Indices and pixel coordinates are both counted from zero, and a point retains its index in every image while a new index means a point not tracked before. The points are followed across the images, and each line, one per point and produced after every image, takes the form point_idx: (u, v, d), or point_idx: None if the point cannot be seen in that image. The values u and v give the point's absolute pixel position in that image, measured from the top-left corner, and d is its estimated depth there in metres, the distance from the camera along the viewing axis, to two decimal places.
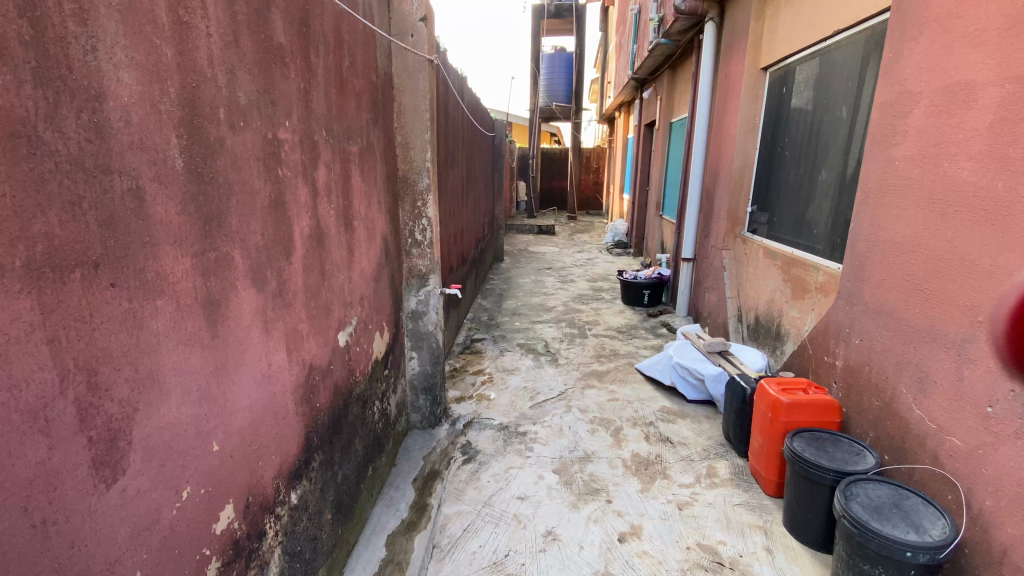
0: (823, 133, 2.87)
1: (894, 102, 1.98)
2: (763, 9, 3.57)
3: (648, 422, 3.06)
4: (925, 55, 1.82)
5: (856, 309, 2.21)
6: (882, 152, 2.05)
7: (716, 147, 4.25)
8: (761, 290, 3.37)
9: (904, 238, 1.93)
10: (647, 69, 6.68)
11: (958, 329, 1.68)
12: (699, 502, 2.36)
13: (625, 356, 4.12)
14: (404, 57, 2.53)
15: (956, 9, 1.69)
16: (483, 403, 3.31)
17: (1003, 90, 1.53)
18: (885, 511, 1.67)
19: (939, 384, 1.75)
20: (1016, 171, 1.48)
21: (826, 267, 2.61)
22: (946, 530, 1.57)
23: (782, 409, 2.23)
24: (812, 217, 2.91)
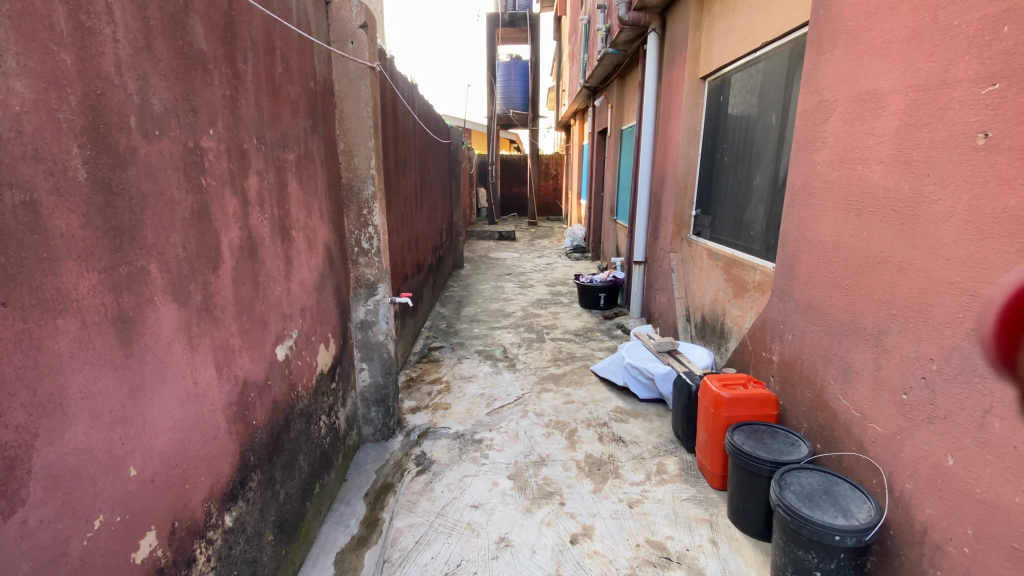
0: (757, 140, 3.01)
1: (814, 110, 2.11)
2: (700, 21, 3.72)
3: (602, 422, 3.11)
4: (840, 66, 1.94)
5: (788, 306, 2.32)
6: (805, 157, 2.17)
7: (663, 152, 4.38)
8: (706, 289, 3.49)
9: (826, 238, 2.04)
10: (598, 78, 6.83)
11: (875, 321, 1.79)
12: (649, 499, 2.41)
13: (582, 358, 4.17)
14: (344, 64, 2.49)
15: (864, 23, 1.81)
16: (438, 412, 3.27)
17: (907, 98, 1.62)
18: (816, 498, 1.76)
19: (861, 374, 1.86)
20: (919, 173, 1.57)
21: (762, 266, 2.73)
22: (871, 513, 1.66)
23: (723, 404, 2.31)
24: (749, 219, 3.05)
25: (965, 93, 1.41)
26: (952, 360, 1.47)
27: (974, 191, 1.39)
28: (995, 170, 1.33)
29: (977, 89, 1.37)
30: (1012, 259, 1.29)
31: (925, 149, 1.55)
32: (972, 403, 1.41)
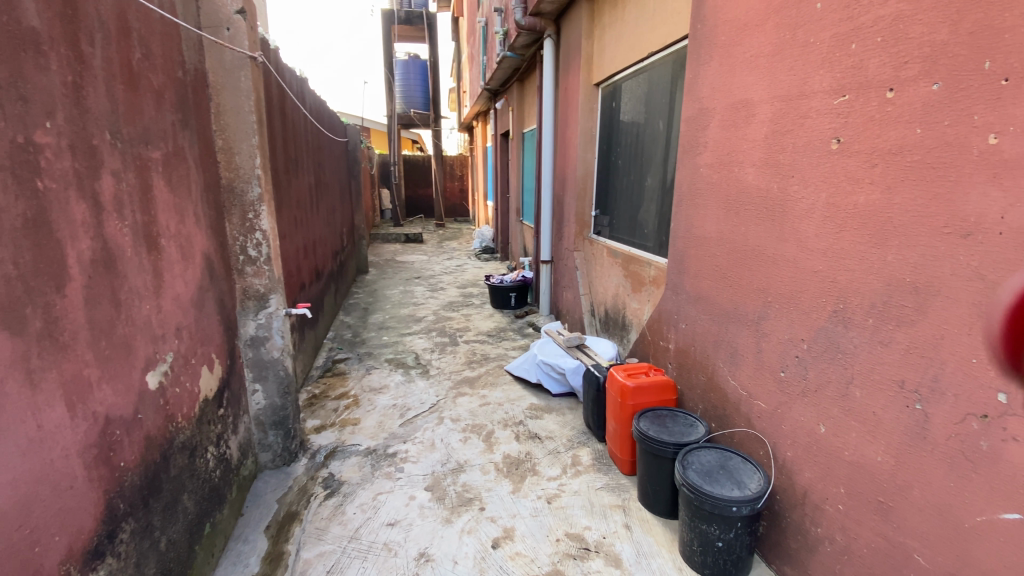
0: (647, 144, 3.22)
1: (696, 117, 2.29)
2: (592, 29, 3.89)
3: (517, 421, 3.13)
4: (717, 76, 2.12)
5: (681, 297, 2.50)
6: (689, 160, 2.35)
7: (562, 154, 4.53)
8: (608, 285, 3.67)
9: (711, 234, 2.23)
10: (498, 80, 6.90)
11: (754, 308, 1.98)
12: (566, 492, 2.46)
13: (495, 359, 4.18)
14: (219, 53, 2.24)
15: (736, 39, 1.98)
16: (346, 429, 3.08)
17: (773, 107, 1.80)
18: (714, 474, 1.90)
19: (746, 356, 2.04)
20: (785, 175, 1.76)
21: (656, 261, 2.92)
22: (761, 482, 1.83)
23: (629, 393, 2.42)
24: (643, 218, 3.24)
25: (821, 103, 1.58)
26: (819, 339, 1.67)
27: (831, 190, 1.57)
28: (847, 171, 1.50)
29: (831, 100, 1.55)
30: (863, 249, 1.47)
31: (790, 152, 1.73)
32: (837, 376, 1.60)
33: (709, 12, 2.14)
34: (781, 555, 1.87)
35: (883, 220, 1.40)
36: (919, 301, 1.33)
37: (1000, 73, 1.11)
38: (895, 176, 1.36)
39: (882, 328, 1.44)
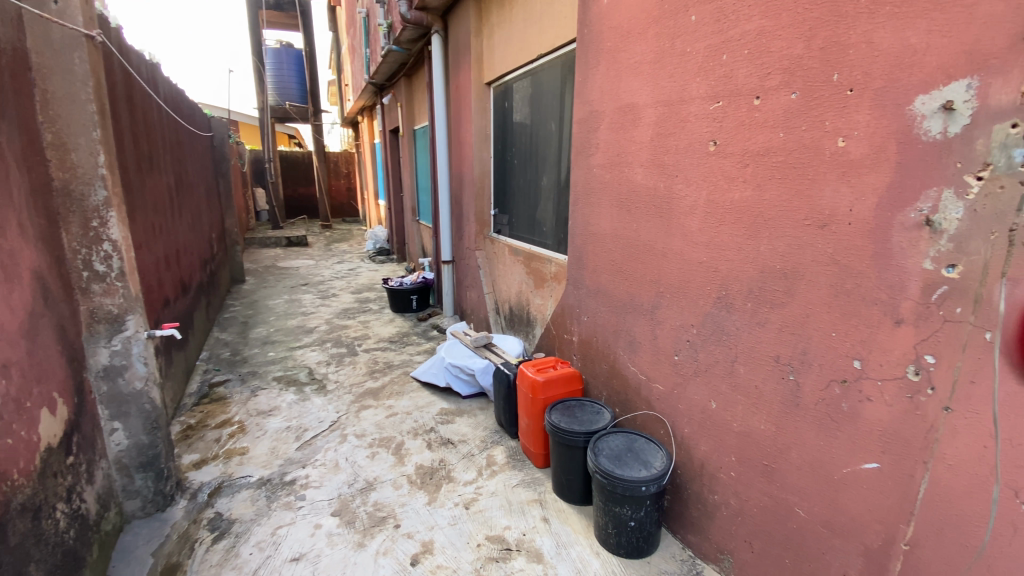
0: (540, 143, 3.29)
1: (586, 119, 2.32)
2: (480, 28, 3.88)
3: (428, 429, 3.04)
4: (604, 80, 2.16)
5: (582, 291, 2.57)
6: (583, 161, 2.39)
7: (457, 152, 4.48)
8: (511, 283, 3.70)
9: (607, 232, 2.29)
10: (383, 75, 6.63)
11: (648, 298, 2.07)
12: (483, 495, 2.43)
13: (399, 366, 4.02)
14: (44, 27, 1.85)
15: (621, 44, 2.04)
16: (233, 461, 2.74)
17: (657, 111, 1.89)
18: (623, 457, 1.97)
19: (643, 343, 2.14)
20: (671, 175, 1.86)
21: (556, 258, 3.00)
22: (664, 459, 1.93)
23: (539, 387, 2.45)
24: (541, 216, 3.32)
25: (699, 109, 1.70)
26: (706, 324, 1.79)
27: (710, 188, 1.69)
28: (723, 170, 1.64)
29: (708, 105, 1.67)
30: (739, 241, 1.62)
31: (674, 154, 1.83)
32: (724, 355, 1.74)
33: (594, 18, 2.17)
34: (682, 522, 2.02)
35: (755, 214, 1.56)
36: (788, 285, 1.50)
37: (845, 85, 1.28)
38: (764, 175, 1.51)
39: (760, 311, 1.59)
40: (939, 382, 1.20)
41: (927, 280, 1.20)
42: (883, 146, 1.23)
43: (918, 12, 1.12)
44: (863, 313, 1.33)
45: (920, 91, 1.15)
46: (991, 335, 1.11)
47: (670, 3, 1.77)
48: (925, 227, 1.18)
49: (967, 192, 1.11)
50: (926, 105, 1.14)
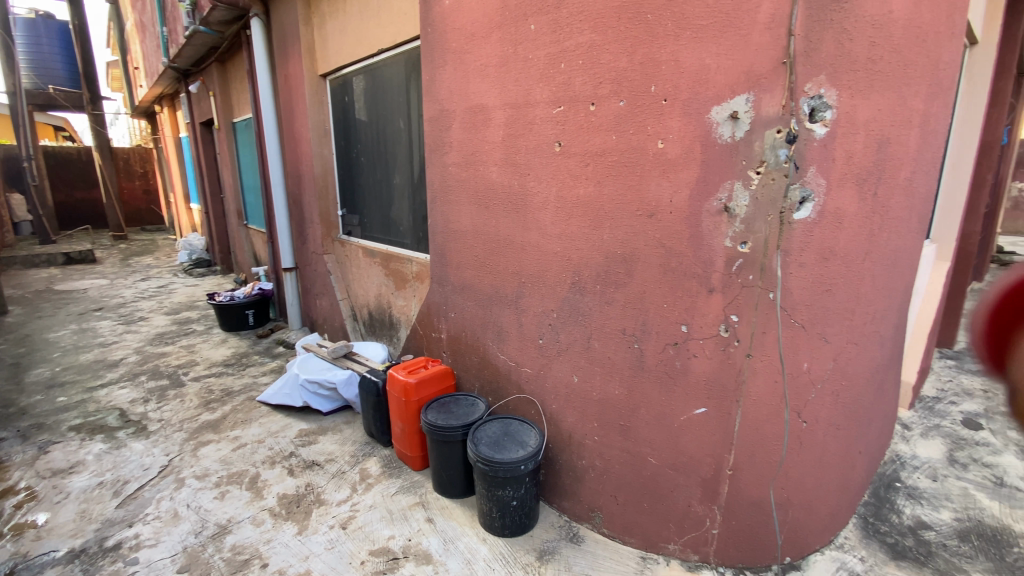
0: (388, 141, 3.21)
1: (437, 118, 2.21)
2: (309, 16, 3.61)
3: (288, 454, 2.75)
4: (452, 80, 2.08)
5: (447, 288, 2.37)
6: (437, 159, 2.25)
7: (292, 149, 4.11)
8: (367, 287, 3.55)
9: (466, 228, 2.16)
10: (189, 60, 5.74)
11: (513, 288, 1.99)
12: (360, 511, 2.22)
13: (242, 391, 3.56)
14: None
15: (466, 44, 1.98)
16: (26, 537, 2.17)
17: (506, 113, 1.88)
18: (502, 442, 1.91)
19: (511, 332, 2.05)
20: (524, 173, 1.85)
21: (416, 258, 2.96)
22: (539, 437, 1.91)
23: (412, 390, 2.29)
24: (395, 215, 3.25)
25: (543, 112, 1.74)
26: (567, 307, 1.82)
27: (560, 184, 1.74)
28: (568, 170, 1.70)
29: (550, 110, 1.72)
30: (586, 231, 1.71)
31: (524, 154, 1.83)
32: (581, 335, 1.79)
33: (437, 17, 2.07)
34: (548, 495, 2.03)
35: (597, 208, 1.66)
36: (628, 267, 1.64)
37: (661, 95, 1.46)
38: (602, 172, 1.62)
39: (607, 291, 1.70)
40: (743, 335, 1.52)
41: (729, 255, 1.48)
42: (690, 147, 1.45)
43: (711, 38, 1.37)
44: (684, 286, 1.56)
45: (714, 103, 1.40)
46: (773, 294, 1.46)
47: (510, 9, 1.77)
48: (724, 213, 1.46)
49: (750, 184, 1.42)
50: (720, 113, 1.41)
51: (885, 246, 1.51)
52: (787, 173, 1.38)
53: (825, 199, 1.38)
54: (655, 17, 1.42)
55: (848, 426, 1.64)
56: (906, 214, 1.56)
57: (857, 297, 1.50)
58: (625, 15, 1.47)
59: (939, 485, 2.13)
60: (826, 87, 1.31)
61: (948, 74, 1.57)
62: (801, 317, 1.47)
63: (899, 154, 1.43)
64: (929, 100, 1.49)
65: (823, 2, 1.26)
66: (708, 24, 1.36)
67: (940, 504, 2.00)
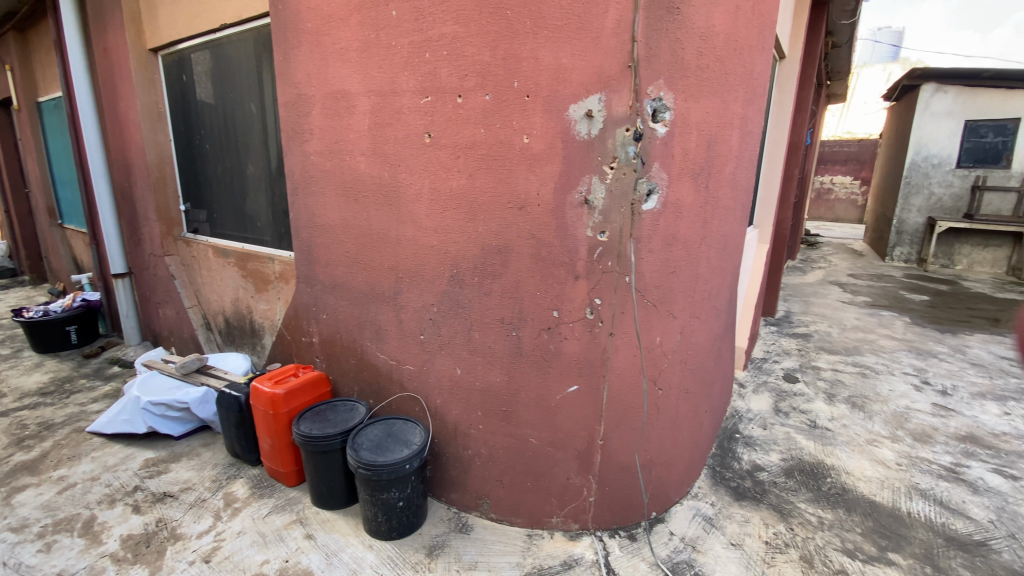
0: (238, 128, 2.89)
1: (295, 103, 2.03)
2: None
3: (131, 489, 2.37)
4: (309, 63, 1.92)
5: (316, 288, 2.21)
6: (297, 148, 2.07)
7: (116, 134, 3.50)
8: (222, 291, 3.17)
9: (334, 223, 2.02)
10: None
11: (388, 285, 1.91)
12: (227, 540, 1.98)
13: (65, 423, 2.98)
14: None
15: (323, 26, 1.84)
16: None
17: (370, 101, 1.77)
18: (384, 443, 1.84)
19: (389, 331, 1.97)
20: (393, 164, 1.77)
21: (279, 256, 2.71)
22: (423, 434, 1.88)
23: (281, 401, 2.10)
24: (252, 210, 2.94)
25: (410, 102, 1.68)
26: (444, 301, 1.79)
27: (431, 176, 1.69)
28: (440, 162, 1.66)
29: (417, 100, 1.66)
30: (461, 224, 1.68)
31: (393, 144, 1.75)
32: (460, 328, 1.78)
33: None
34: (435, 491, 2.02)
35: (471, 200, 1.65)
36: (502, 257, 1.67)
37: (524, 91, 1.50)
38: (473, 164, 1.61)
39: (484, 283, 1.71)
40: (605, 316, 1.65)
41: (590, 244, 1.60)
42: (552, 142, 1.53)
43: (566, 38, 1.44)
44: (554, 273, 1.64)
45: (571, 101, 1.49)
46: (629, 278, 1.62)
47: None
48: (585, 205, 1.57)
49: (606, 177, 1.53)
50: (576, 111, 1.50)
51: (715, 232, 1.76)
52: (635, 168, 1.51)
53: (667, 192, 1.56)
54: (514, 14, 1.46)
55: (695, 389, 1.90)
56: (732, 203, 1.82)
57: (695, 276, 1.74)
58: (486, 9, 1.48)
59: (769, 432, 2.52)
60: (664, 91, 1.47)
61: (761, 84, 1.84)
62: (652, 296, 1.66)
63: (724, 152, 1.67)
64: (747, 106, 1.74)
65: (659, 13, 1.40)
66: (563, 25, 1.43)
67: (770, 448, 2.38)
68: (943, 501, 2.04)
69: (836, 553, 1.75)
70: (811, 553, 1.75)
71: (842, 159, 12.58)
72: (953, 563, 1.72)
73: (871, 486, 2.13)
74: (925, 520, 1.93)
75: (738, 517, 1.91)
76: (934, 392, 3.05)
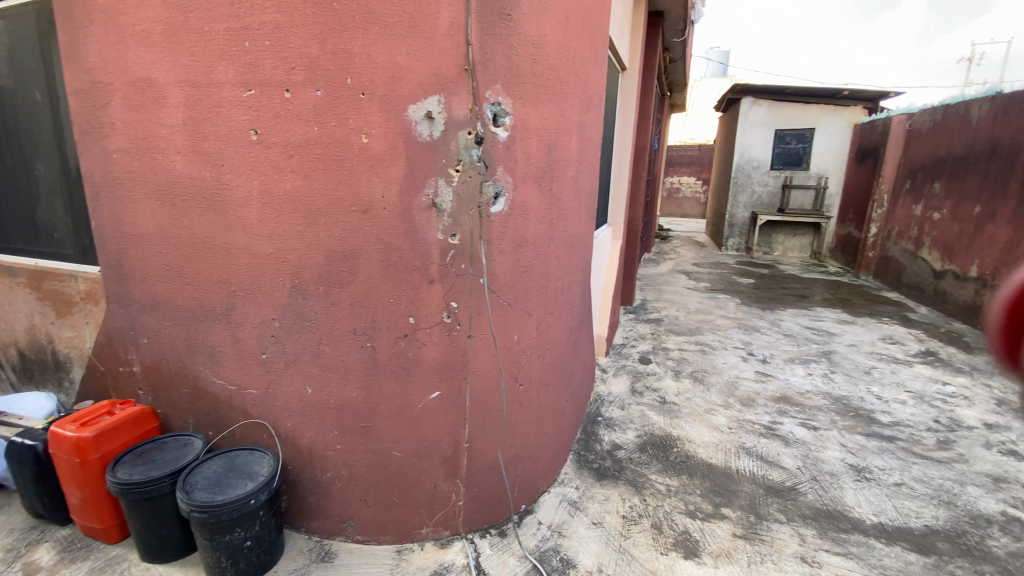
0: (20, 119, 2.37)
1: (88, 91, 1.71)
2: None
3: None
4: (103, 46, 1.63)
5: (132, 309, 1.89)
6: (94, 144, 1.75)
7: None
8: (11, 318, 2.59)
9: (149, 232, 1.74)
10: None
11: (220, 300, 1.69)
12: None
13: None
14: None
15: (117, 3, 1.57)
16: None
17: (183, 92, 1.55)
18: (225, 479, 1.63)
19: (225, 352, 1.75)
20: (216, 164, 1.57)
21: (84, 273, 2.28)
22: (272, 462, 1.71)
23: (89, 446, 1.77)
24: (45, 219, 2.43)
25: (230, 95, 1.50)
26: (288, 314, 1.64)
27: (261, 178, 1.53)
28: (271, 161, 1.51)
29: (239, 93, 1.49)
30: (300, 229, 1.55)
31: (214, 141, 1.56)
32: (308, 342, 1.65)
33: None
34: (293, 521, 1.85)
35: (308, 204, 1.53)
36: (349, 265, 1.57)
37: (358, 88, 1.43)
38: (308, 165, 1.50)
39: (331, 292, 1.60)
40: (462, 319, 1.65)
41: (442, 247, 1.58)
42: (393, 142, 1.48)
43: (398, 36, 1.40)
44: (406, 279, 1.59)
45: (410, 101, 1.45)
46: (483, 279, 1.64)
47: None
48: (433, 208, 1.55)
49: (452, 180, 1.53)
50: (416, 112, 1.46)
51: (563, 231, 1.86)
52: (480, 171, 1.54)
53: (513, 195, 1.61)
54: (342, 7, 1.37)
55: (554, 381, 1.99)
56: (576, 204, 1.94)
57: (546, 275, 1.81)
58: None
59: (626, 412, 2.74)
60: (502, 96, 1.51)
61: (597, 92, 1.98)
62: (507, 296, 1.70)
63: (564, 156, 1.76)
64: (584, 112, 1.86)
65: (491, 18, 1.43)
66: (395, 22, 1.39)
67: (627, 427, 2.59)
68: (763, 456, 2.40)
69: (681, 516, 1.96)
70: (660, 520, 1.93)
71: (686, 161, 14.25)
72: (770, 508, 2.02)
73: (708, 450, 2.42)
74: (750, 474, 2.25)
75: (600, 496, 2.05)
76: (757, 361, 3.59)
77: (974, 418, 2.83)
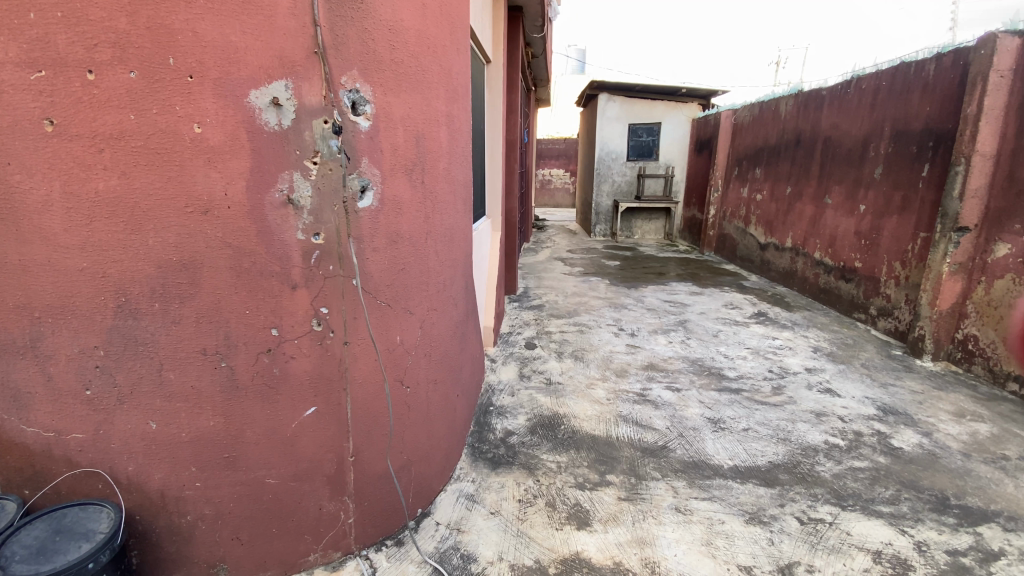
0: None
1: None
2: None
3: None
4: None
5: None
6: None
7: None
8: None
9: None
10: None
11: (16, 332, 1.35)
12: None
13: None
14: None
15: None
16: None
17: None
18: (48, 545, 1.29)
19: (30, 394, 1.41)
20: None
21: None
22: (113, 516, 1.40)
23: None
24: None
25: (9, 75, 1.19)
26: (116, 340, 1.37)
27: (62, 177, 1.25)
28: (74, 156, 1.24)
29: (21, 73, 1.19)
30: (122, 238, 1.30)
31: None
32: (146, 369, 1.40)
33: None
34: None
35: (131, 206, 1.29)
36: (192, 275, 1.37)
37: (184, 70, 1.24)
38: (127, 160, 1.26)
39: (171, 309, 1.38)
40: (336, 325, 1.54)
41: (305, 248, 1.45)
42: (234, 133, 1.31)
43: (231, 14, 1.24)
44: (264, 286, 1.43)
45: (251, 87, 1.30)
46: (355, 281, 1.55)
47: None
48: (289, 205, 1.41)
49: (310, 174, 1.41)
50: (260, 98, 1.31)
51: (438, 225, 1.83)
52: (341, 163, 1.44)
53: (381, 188, 1.54)
54: None
55: (442, 377, 1.96)
56: (450, 196, 1.92)
57: (424, 271, 1.77)
58: None
59: (516, 398, 2.81)
60: (360, 83, 1.43)
61: (462, 84, 1.96)
62: (385, 296, 1.63)
63: (433, 148, 1.73)
64: (450, 104, 1.83)
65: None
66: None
67: (518, 412, 2.65)
68: (638, 421, 2.62)
69: (572, 490, 2.06)
70: (553, 497, 2.01)
71: (555, 154, 15.00)
72: (648, 468, 2.22)
73: (591, 423, 2.58)
74: (628, 439, 2.45)
75: (495, 485, 2.07)
76: (627, 335, 3.91)
77: (797, 365, 3.41)
